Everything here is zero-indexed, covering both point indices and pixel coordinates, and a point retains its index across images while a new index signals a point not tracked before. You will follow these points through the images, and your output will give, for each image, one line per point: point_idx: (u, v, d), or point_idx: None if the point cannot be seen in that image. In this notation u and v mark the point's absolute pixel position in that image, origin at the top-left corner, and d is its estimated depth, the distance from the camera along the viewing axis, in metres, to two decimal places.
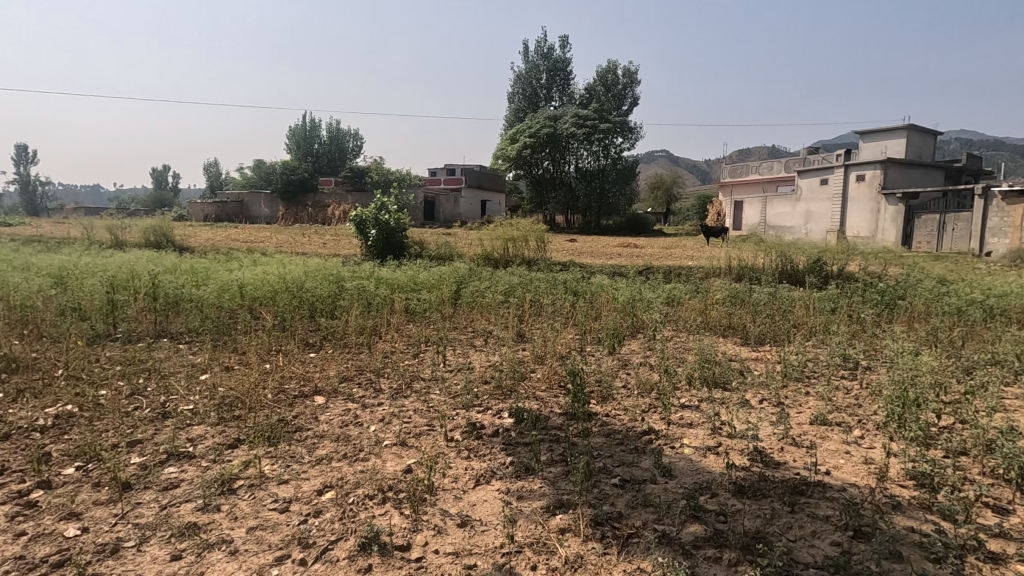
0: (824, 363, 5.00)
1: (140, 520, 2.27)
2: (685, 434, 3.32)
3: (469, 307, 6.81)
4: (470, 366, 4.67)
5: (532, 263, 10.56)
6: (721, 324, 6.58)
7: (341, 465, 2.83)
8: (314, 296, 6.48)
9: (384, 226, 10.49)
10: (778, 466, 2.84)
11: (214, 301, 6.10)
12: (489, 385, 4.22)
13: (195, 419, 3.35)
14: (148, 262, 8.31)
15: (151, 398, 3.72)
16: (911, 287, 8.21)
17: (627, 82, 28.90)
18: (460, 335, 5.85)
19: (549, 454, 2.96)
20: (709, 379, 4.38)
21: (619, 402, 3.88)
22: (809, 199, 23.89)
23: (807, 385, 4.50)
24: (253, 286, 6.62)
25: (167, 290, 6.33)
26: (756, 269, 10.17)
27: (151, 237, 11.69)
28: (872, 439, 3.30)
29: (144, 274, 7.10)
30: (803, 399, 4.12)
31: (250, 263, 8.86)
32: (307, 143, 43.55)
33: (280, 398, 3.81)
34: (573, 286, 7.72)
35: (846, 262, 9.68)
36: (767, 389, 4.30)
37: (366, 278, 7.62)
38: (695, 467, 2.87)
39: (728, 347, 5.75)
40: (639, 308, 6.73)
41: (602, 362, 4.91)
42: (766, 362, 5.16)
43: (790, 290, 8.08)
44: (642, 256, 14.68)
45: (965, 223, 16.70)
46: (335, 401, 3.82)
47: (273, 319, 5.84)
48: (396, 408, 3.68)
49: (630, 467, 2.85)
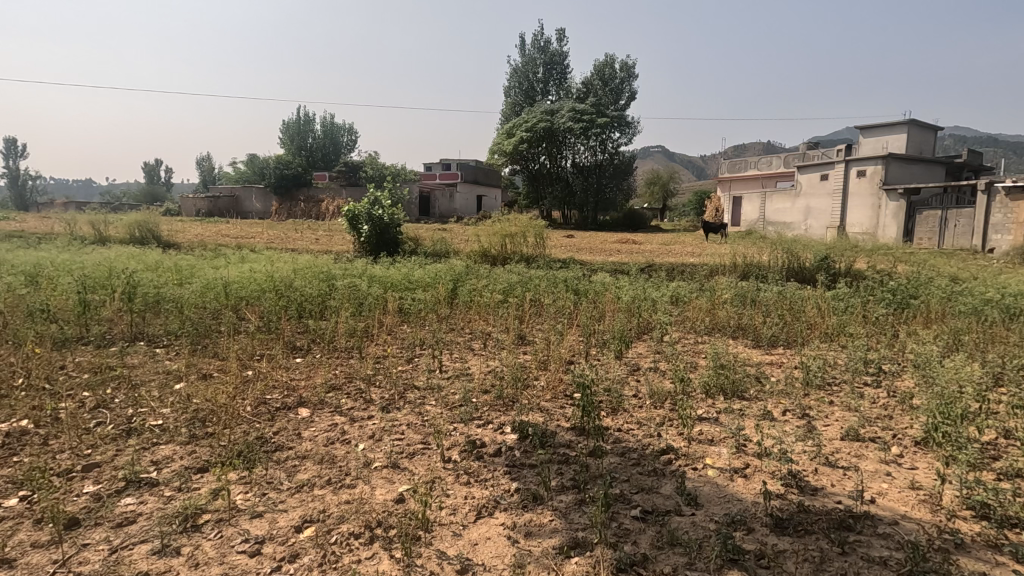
0: (845, 370, 4.70)
1: (83, 568, 1.93)
2: (706, 452, 3.02)
3: (466, 308, 6.47)
4: (468, 374, 4.35)
5: (531, 260, 10.24)
6: (730, 325, 6.27)
7: (324, 494, 2.49)
8: (303, 295, 6.15)
9: (379, 222, 10.12)
10: (816, 493, 2.54)
11: (197, 302, 5.76)
12: (490, 394, 3.90)
13: (163, 437, 3.00)
14: (130, 259, 7.93)
15: (117, 412, 3.37)
16: (924, 285, 7.92)
17: (625, 76, 28.44)
18: (457, 337, 5.52)
19: (559, 479, 2.63)
20: (726, 387, 4.07)
21: (631, 415, 3.56)
22: (809, 195, 23.62)
23: (830, 394, 4.19)
24: (237, 286, 6.26)
25: (146, 290, 5.96)
26: (761, 266, 9.89)
27: (136, 233, 11.26)
28: (913, 458, 2.99)
29: (123, 272, 6.74)
30: (828, 409, 3.81)
31: (237, 260, 8.49)
32: (300, 137, 42.93)
33: (261, 411, 3.46)
34: (575, 285, 7.38)
35: (854, 258, 9.39)
36: (789, 399, 3.99)
37: (358, 277, 7.27)
38: (722, 494, 2.56)
39: (742, 351, 5.43)
40: (644, 309, 6.43)
41: (609, 368, 4.59)
42: (782, 368, 4.86)
43: (800, 289, 7.77)
44: (642, 252, 14.35)
45: (967, 220, 16.51)
46: (321, 414, 3.49)
47: (257, 321, 5.47)
48: (388, 423, 3.35)
49: (651, 495, 2.52)
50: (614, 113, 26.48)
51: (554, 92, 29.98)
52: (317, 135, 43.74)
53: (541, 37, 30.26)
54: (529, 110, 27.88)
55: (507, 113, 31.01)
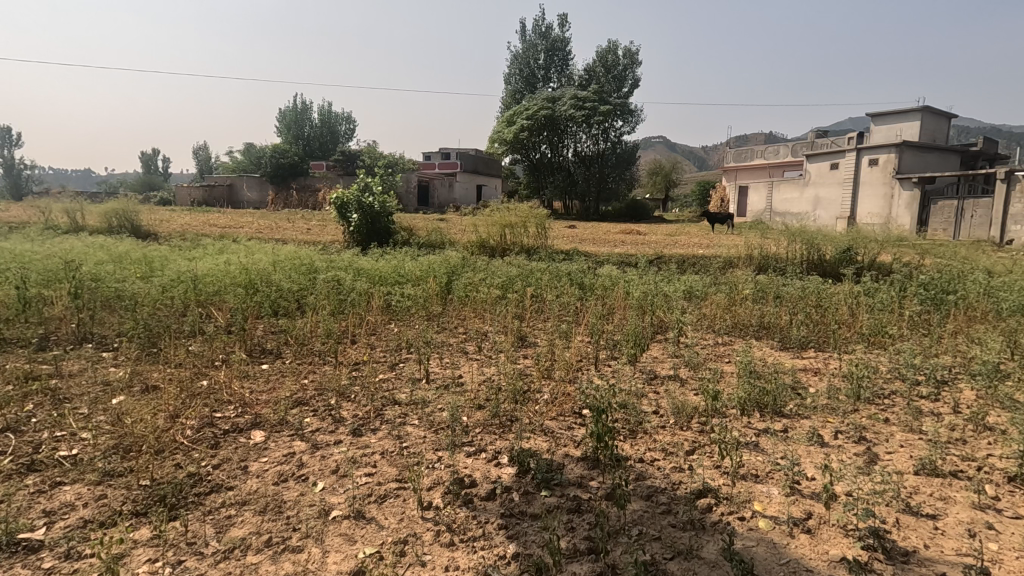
0: (895, 381, 4.08)
1: None
2: (753, 494, 2.40)
3: (461, 305, 5.85)
4: (461, 384, 3.75)
5: (532, 252, 9.60)
6: (753, 324, 5.67)
7: (259, 564, 1.88)
8: (279, 290, 5.56)
9: (368, 210, 9.47)
10: (908, 560, 1.94)
11: (161, 297, 5.19)
12: (483, 411, 3.29)
13: (70, 473, 2.39)
14: (97, 249, 7.33)
15: (26, 437, 2.76)
16: (960, 280, 7.27)
17: (627, 63, 27.46)
18: (450, 338, 4.91)
19: (569, 538, 2.03)
20: (764, 402, 3.45)
21: (653, 440, 2.95)
22: (818, 184, 22.83)
23: (883, 409, 3.59)
24: (206, 280, 5.65)
25: (102, 285, 5.36)
26: (779, 259, 9.28)
27: (113, 221, 10.60)
28: (1013, 502, 2.40)
29: (85, 265, 6.15)
30: (887, 430, 3.21)
31: (215, 251, 7.90)
32: (298, 125, 42.11)
33: (204, 435, 2.85)
34: (580, 278, 6.77)
35: (879, 251, 8.74)
36: (838, 417, 3.38)
37: (344, 270, 6.65)
38: (784, 560, 1.96)
39: (770, 356, 4.81)
40: (657, 305, 5.79)
41: (623, 378, 3.99)
42: (820, 377, 4.26)
43: (824, 284, 7.16)
44: (649, 244, 13.67)
45: (985, 210, 15.82)
46: (278, 439, 2.87)
47: (223, 319, 4.87)
48: (358, 452, 2.74)
49: (691, 564, 1.92)
50: (617, 101, 25.68)
51: (555, 79, 29.14)
52: (315, 123, 42.92)
53: (540, 22, 29.25)
54: (530, 97, 27.08)
55: (507, 101, 30.19)
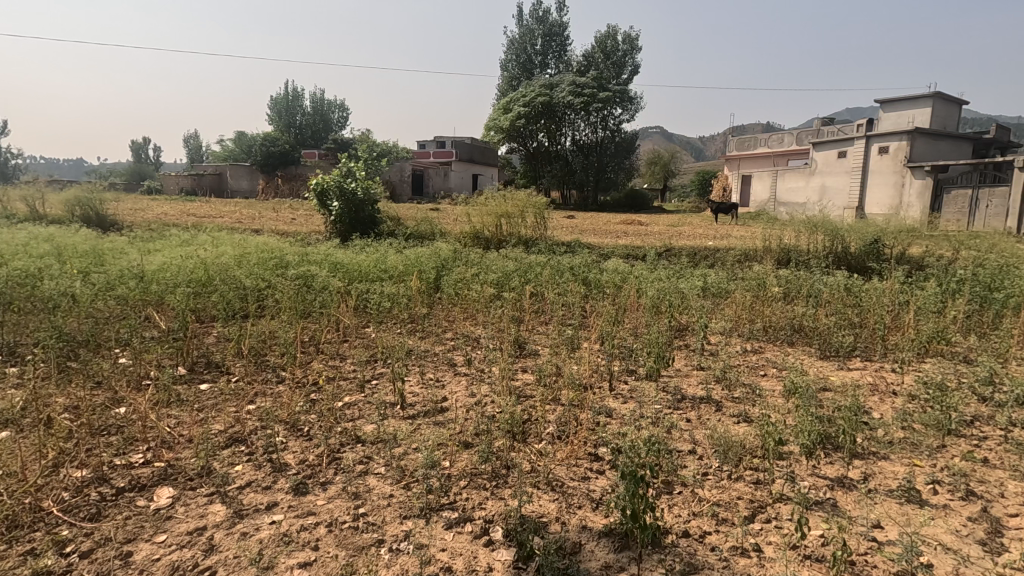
0: (975, 404, 3.33)
1: None
2: None
3: (449, 304, 5.08)
4: (445, 411, 2.99)
5: (529, 244, 8.82)
6: (786, 326, 4.91)
7: None
8: (238, 289, 4.77)
9: (351, 198, 8.64)
10: None
11: (95, 297, 4.41)
12: (472, 453, 2.52)
13: None
14: (44, 241, 6.53)
15: None
16: (1005, 274, 6.50)
17: (627, 49, 26.49)
18: (436, 347, 4.15)
19: None
20: (832, 440, 2.69)
21: (698, 499, 2.19)
22: (824, 173, 21.95)
23: (976, 445, 2.83)
24: (152, 278, 4.85)
25: (28, 284, 4.56)
26: (798, 250, 8.52)
27: (76, 211, 9.74)
28: None
29: (19, 260, 5.37)
30: (996, 479, 2.46)
31: (178, 242, 7.11)
32: (290, 113, 40.98)
33: (87, 499, 2.08)
34: (586, 274, 5.98)
35: (909, 243, 7.97)
36: (926, 458, 2.63)
37: (318, 264, 5.86)
38: None
39: (812, 368, 4.06)
40: (674, 306, 5.03)
41: (645, 400, 3.24)
42: (881, 396, 3.52)
43: (855, 279, 6.41)
44: (654, 234, 12.84)
45: (1001, 199, 15.04)
46: (191, 503, 2.10)
47: (164, 325, 4.09)
48: (294, 523, 1.98)
49: None
50: (616, 87, 24.75)
51: (553, 65, 28.17)
52: (307, 111, 41.75)
53: (538, 7, 28.25)
54: (527, 83, 26.11)
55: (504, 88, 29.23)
